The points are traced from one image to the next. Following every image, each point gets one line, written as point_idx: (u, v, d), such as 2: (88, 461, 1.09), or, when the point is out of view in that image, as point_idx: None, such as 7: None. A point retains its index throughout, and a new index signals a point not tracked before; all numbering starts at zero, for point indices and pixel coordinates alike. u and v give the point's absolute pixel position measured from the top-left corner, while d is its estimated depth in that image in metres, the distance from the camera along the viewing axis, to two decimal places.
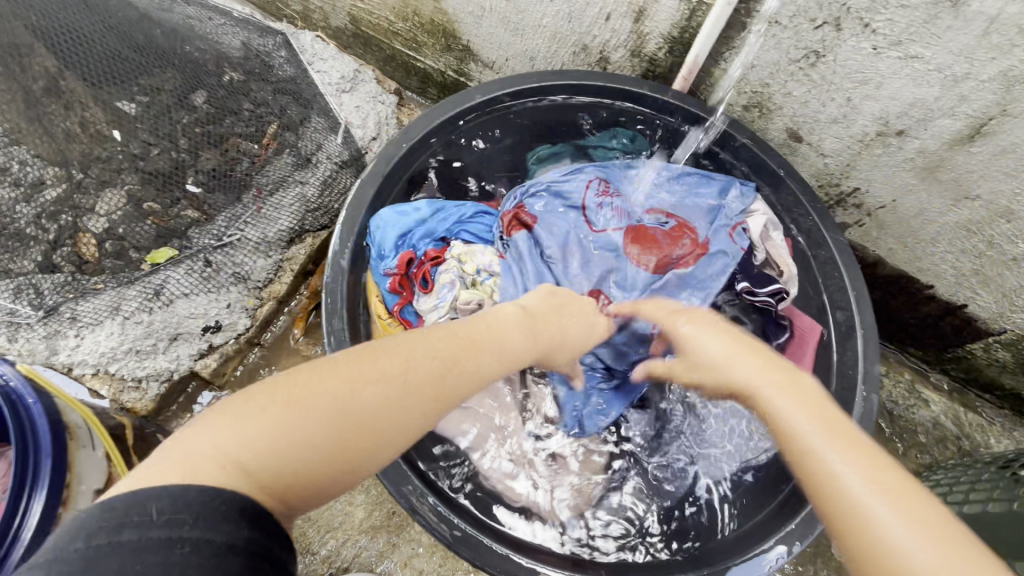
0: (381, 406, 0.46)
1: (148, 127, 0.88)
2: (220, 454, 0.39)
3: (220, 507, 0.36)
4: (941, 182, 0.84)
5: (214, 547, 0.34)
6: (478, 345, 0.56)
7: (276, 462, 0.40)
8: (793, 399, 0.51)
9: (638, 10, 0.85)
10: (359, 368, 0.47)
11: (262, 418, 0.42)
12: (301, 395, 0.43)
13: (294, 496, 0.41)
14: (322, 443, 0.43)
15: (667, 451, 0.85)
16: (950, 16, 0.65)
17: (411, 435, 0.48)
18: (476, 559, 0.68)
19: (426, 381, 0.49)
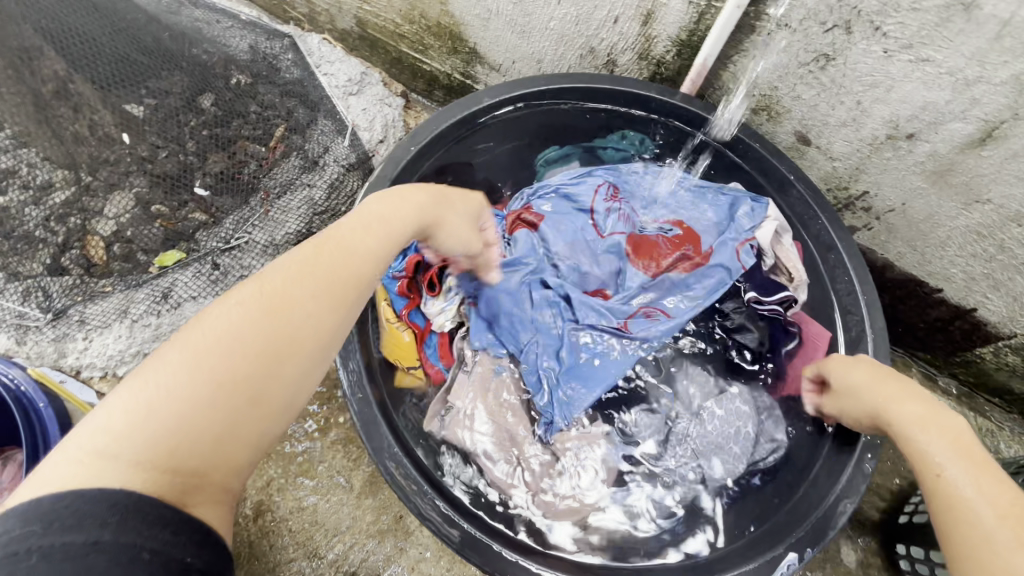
0: (242, 345, 0.48)
1: (156, 130, 0.89)
2: (85, 456, 0.41)
3: (94, 504, 0.39)
4: (951, 185, 0.83)
5: (71, 548, 0.37)
6: (331, 261, 0.55)
7: (145, 438, 0.43)
8: (935, 435, 0.61)
9: (646, 12, 0.84)
10: (202, 331, 0.47)
11: (115, 408, 0.43)
12: (152, 373, 0.45)
13: (193, 457, 0.44)
14: (192, 401, 0.45)
15: (675, 456, 0.84)
16: (962, 19, 0.64)
17: (303, 353, 0.51)
18: (486, 564, 0.67)
19: (285, 303, 0.50)
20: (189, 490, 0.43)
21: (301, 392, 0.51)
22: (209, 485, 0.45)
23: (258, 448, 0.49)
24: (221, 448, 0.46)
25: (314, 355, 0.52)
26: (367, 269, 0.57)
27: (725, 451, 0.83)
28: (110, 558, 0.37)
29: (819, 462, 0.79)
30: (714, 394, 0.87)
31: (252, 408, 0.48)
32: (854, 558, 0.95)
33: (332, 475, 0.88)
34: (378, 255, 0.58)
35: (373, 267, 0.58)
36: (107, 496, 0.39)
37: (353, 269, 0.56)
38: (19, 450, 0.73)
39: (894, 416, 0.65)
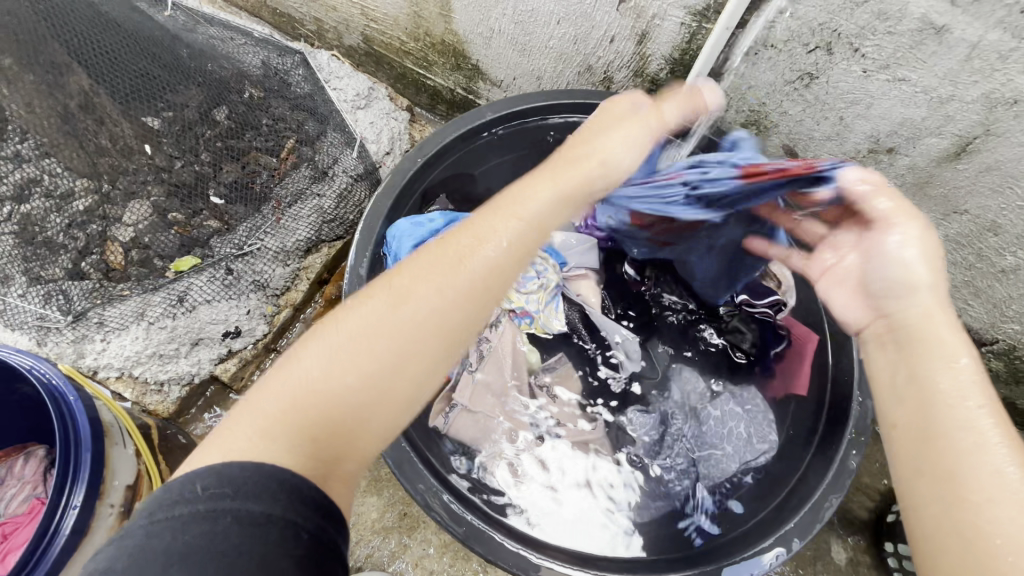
0: (383, 340, 0.49)
1: (172, 142, 0.93)
2: (249, 434, 0.45)
3: (263, 481, 0.42)
4: (931, 198, 0.89)
5: (252, 516, 0.40)
6: (468, 255, 0.53)
7: (295, 419, 0.46)
8: (967, 366, 0.52)
9: (640, 33, 0.90)
10: (348, 320, 0.50)
11: (274, 393, 0.47)
12: (306, 359, 0.48)
13: (337, 446, 0.47)
14: (337, 395, 0.47)
15: (667, 455, 0.88)
16: (934, 42, 0.69)
17: (439, 357, 0.51)
18: (489, 554, 0.70)
19: (426, 299, 0.51)
20: (328, 476, 0.46)
21: (431, 390, 0.52)
22: (345, 469, 0.48)
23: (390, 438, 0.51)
24: (354, 438, 0.48)
25: (448, 356, 0.52)
26: (517, 263, 0.55)
27: (719, 449, 0.86)
28: (276, 532, 0.40)
29: (806, 459, 0.80)
30: (709, 397, 0.91)
31: (394, 409, 0.50)
32: (843, 557, 0.99)
33: None
34: (524, 236, 0.56)
35: (519, 257, 0.55)
36: (273, 475, 0.42)
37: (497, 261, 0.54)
38: (42, 446, 0.77)
39: (928, 342, 0.54)
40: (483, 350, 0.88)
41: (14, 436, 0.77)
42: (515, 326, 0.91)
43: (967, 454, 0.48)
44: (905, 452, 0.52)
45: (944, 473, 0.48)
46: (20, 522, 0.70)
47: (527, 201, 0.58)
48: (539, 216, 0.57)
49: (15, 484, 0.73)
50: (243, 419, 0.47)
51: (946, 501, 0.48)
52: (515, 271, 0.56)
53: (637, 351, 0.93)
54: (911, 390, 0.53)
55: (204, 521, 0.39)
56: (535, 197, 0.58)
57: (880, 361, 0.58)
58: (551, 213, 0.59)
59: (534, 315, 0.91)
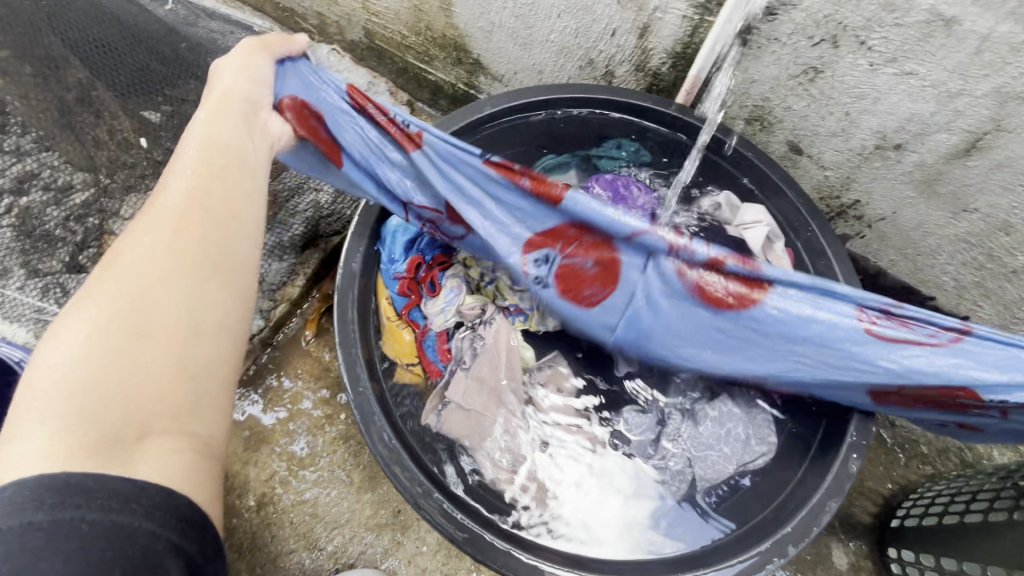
0: (130, 285, 0.42)
1: (171, 136, 0.89)
2: (23, 454, 0.35)
3: (27, 489, 0.32)
4: (939, 195, 0.86)
5: (98, 524, 0.33)
6: (200, 179, 0.49)
7: (69, 406, 0.37)
8: None
9: (642, 26, 0.88)
10: (98, 289, 0.42)
11: (31, 399, 0.37)
12: (65, 343, 0.39)
13: (135, 411, 0.39)
14: (87, 359, 0.39)
15: (662, 456, 0.86)
16: (943, 34, 0.67)
17: (194, 274, 0.45)
18: (479, 555, 0.70)
19: (144, 233, 0.45)
20: (122, 445, 0.37)
21: (217, 311, 0.45)
22: (169, 429, 0.39)
23: (200, 379, 0.42)
24: (159, 397, 0.40)
25: (208, 270, 0.46)
26: (234, 171, 0.53)
27: (715, 452, 0.84)
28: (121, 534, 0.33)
29: (804, 465, 0.80)
30: (706, 398, 0.87)
31: (170, 342, 0.41)
32: (845, 562, 0.97)
33: (333, 469, 0.91)
34: (236, 153, 0.54)
35: (217, 165, 0.51)
36: (36, 480, 0.33)
37: (216, 173, 0.51)
38: None
39: None
40: (476, 347, 0.87)
41: None
42: (509, 323, 0.89)
43: None
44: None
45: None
46: None
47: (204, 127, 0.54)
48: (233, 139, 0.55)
49: None
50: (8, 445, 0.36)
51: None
52: (225, 176, 0.52)
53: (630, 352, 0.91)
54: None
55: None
56: (211, 119, 0.55)
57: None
58: (234, 131, 0.56)
59: (528, 313, 0.90)
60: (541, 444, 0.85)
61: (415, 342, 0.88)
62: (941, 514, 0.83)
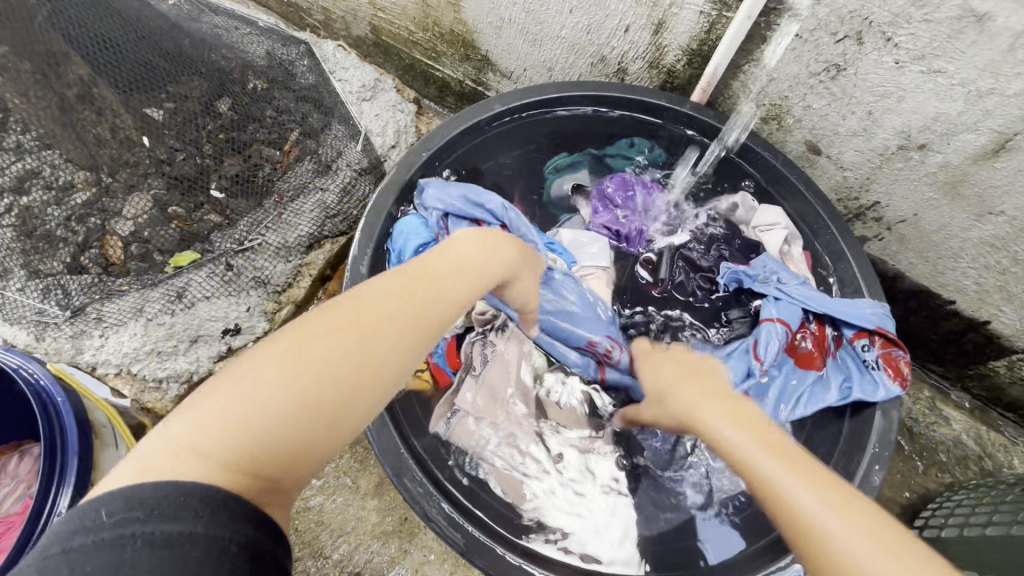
0: (328, 351, 0.45)
1: (174, 133, 0.90)
2: (188, 445, 0.39)
3: (178, 499, 0.36)
4: (964, 198, 0.83)
5: (168, 538, 0.34)
6: (421, 292, 0.53)
7: (238, 438, 0.40)
8: (735, 425, 0.58)
9: (657, 22, 0.85)
10: (307, 333, 0.45)
11: (215, 406, 0.41)
12: (264, 371, 0.42)
13: (277, 470, 0.41)
14: (288, 415, 0.42)
15: (680, 466, 0.83)
16: (975, 31, 0.64)
17: (383, 380, 0.47)
18: (489, 568, 0.69)
19: (364, 311, 0.48)
20: (266, 498, 0.40)
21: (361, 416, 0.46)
22: (280, 494, 0.42)
23: (318, 459, 0.44)
24: (297, 461, 0.43)
25: (379, 373, 0.47)
26: (451, 301, 0.55)
27: (735, 464, 0.82)
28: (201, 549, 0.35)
29: None
30: None
31: (336, 430, 0.44)
32: None
33: (339, 475, 0.89)
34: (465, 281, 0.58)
35: (432, 292, 0.53)
36: (191, 492, 0.36)
37: (439, 298, 0.54)
38: (36, 444, 0.75)
39: (730, 442, 0.56)
40: (488, 354, 0.85)
41: (9, 432, 0.76)
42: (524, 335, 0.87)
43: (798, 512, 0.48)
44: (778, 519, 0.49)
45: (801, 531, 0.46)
46: (13, 521, 0.68)
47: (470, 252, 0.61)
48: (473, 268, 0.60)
49: (9, 483, 0.72)
50: (184, 432, 0.40)
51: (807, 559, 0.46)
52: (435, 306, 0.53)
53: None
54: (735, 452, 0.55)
55: (110, 549, 0.33)
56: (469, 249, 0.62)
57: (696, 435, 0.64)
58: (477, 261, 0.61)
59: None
60: (557, 457, 0.83)
61: None
62: (962, 526, 0.80)
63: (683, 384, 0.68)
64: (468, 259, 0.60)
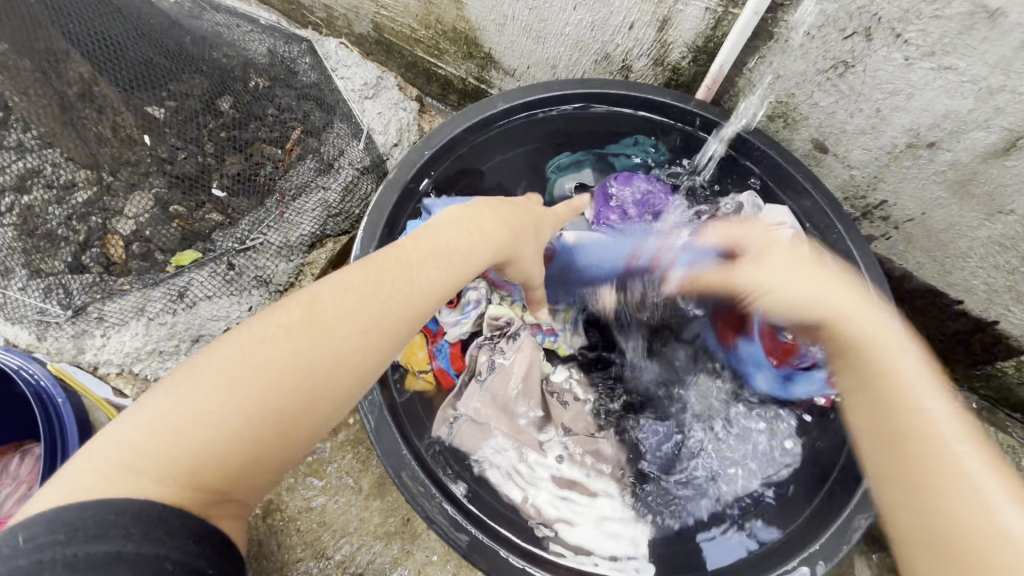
0: (264, 362, 0.47)
1: (176, 132, 0.90)
2: (120, 458, 0.42)
3: (113, 518, 0.39)
4: (973, 196, 0.81)
5: (99, 557, 0.37)
6: (373, 293, 0.52)
7: (167, 450, 0.43)
8: (895, 352, 0.61)
9: (661, 19, 0.84)
10: (246, 343, 0.47)
11: (151, 415, 0.44)
12: (200, 381, 0.45)
13: (216, 479, 0.44)
14: (227, 424, 0.44)
15: (684, 468, 0.82)
16: (987, 27, 0.63)
17: (330, 389, 0.49)
18: (493, 569, 0.69)
19: (311, 317, 0.50)
20: (213, 507, 0.44)
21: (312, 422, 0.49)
22: (232, 499, 0.45)
23: (274, 460, 0.47)
24: (244, 468, 0.46)
25: (325, 380, 0.49)
26: (407, 304, 0.54)
27: (740, 467, 0.82)
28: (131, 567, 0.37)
29: (832, 478, 0.78)
30: (722, 409, 0.86)
31: (283, 438, 0.47)
32: None
33: (341, 476, 0.88)
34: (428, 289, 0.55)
35: (383, 293, 0.53)
36: (120, 510, 0.39)
37: (394, 300, 0.53)
38: (37, 444, 0.75)
39: (885, 362, 0.60)
40: (496, 361, 0.84)
41: (10, 432, 0.76)
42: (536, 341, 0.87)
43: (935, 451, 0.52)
44: (882, 462, 0.57)
45: (937, 512, 0.50)
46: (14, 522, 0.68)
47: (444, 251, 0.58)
48: (442, 274, 0.57)
49: (11, 484, 0.71)
50: (120, 441, 0.43)
51: (929, 529, 0.50)
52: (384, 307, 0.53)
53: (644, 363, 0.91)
54: (890, 427, 0.57)
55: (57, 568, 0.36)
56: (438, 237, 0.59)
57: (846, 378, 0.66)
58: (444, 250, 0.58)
59: (559, 333, 0.91)
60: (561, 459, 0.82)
61: (427, 347, 0.86)
62: None
63: (799, 275, 0.69)
64: (445, 245, 0.59)
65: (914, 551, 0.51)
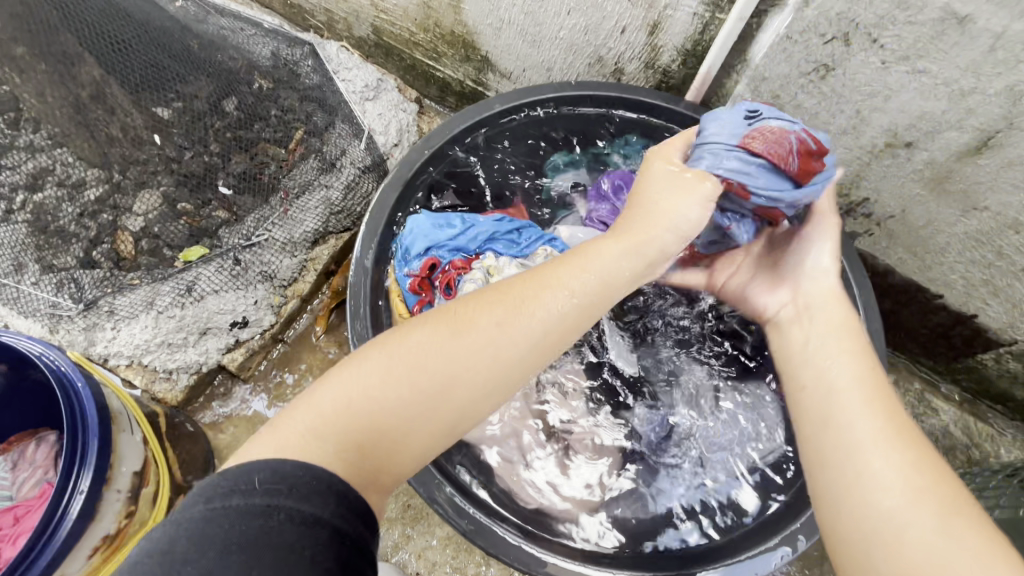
0: (432, 354, 0.50)
1: (182, 132, 0.94)
2: (305, 427, 0.45)
3: (314, 482, 0.40)
4: (949, 193, 0.85)
5: (253, 508, 0.38)
6: (525, 302, 0.54)
7: (346, 424, 0.46)
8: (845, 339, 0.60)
9: (652, 23, 0.88)
10: (417, 334, 0.51)
11: (337, 388, 0.48)
12: (379, 363, 0.49)
13: (378, 459, 0.47)
14: (400, 408, 0.48)
15: (675, 453, 0.85)
16: (957, 32, 0.67)
17: (485, 386, 0.52)
18: (490, 547, 0.74)
19: (474, 317, 0.53)
20: (367, 488, 0.46)
21: (464, 417, 0.52)
22: (381, 485, 0.47)
23: (430, 446, 0.51)
24: (395, 455, 0.48)
25: (481, 380, 0.51)
26: (568, 312, 0.55)
27: (729, 453, 0.85)
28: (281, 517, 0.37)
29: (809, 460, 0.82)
30: (714, 398, 0.88)
31: (436, 433, 0.50)
32: None
33: None
34: (580, 295, 0.56)
35: (525, 299, 0.54)
36: (321, 475, 0.41)
37: (554, 306, 0.55)
38: (52, 432, 0.78)
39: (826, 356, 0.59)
40: None
41: (27, 420, 0.79)
42: None
43: (848, 421, 0.51)
44: (811, 427, 0.54)
45: (844, 455, 0.49)
46: (32, 505, 0.72)
47: (598, 262, 0.58)
48: (587, 285, 0.56)
49: (27, 468, 0.76)
50: (304, 406, 0.47)
51: (837, 491, 0.49)
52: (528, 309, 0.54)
53: (628, 352, 0.92)
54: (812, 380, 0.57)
55: (259, 516, 0.37)
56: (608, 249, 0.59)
57: (793, 337, 0.65)
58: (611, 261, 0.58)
59: None
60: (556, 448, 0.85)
61: None
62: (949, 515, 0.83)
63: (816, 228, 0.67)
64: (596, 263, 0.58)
65: (836, 519, 0.48)
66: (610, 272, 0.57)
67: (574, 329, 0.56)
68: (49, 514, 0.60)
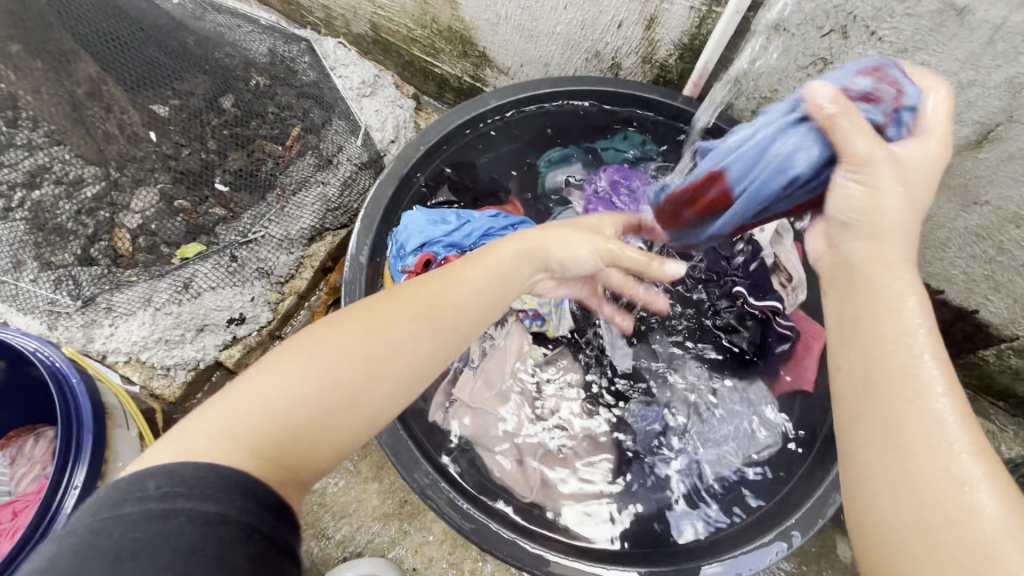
0: (346, 351, 0.50)
1: (180, 129, 0.94)
2: (213, 428, 0.44)
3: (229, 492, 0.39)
4: (949, 187, 0.84)
5: (207, 517, 0.37)
6: (437, 303, 0.57)
7: (257, 423, 0.45)
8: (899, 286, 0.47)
9: (649, 18, 0.88)
10: (327, 331, 0.51)
11: (248, 389, 0.46)
12: (292, 361, 0.49)
13: (294, 459, 0.46)
14: (316, 404, 0.47)
15: (669, 450, 0.85)
16: (955, 24, 0.66)
17: (401, 380, 0.53)
18: (484, 542, 0.73)
19: (389, 314, 0.54)
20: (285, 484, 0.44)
21: (382, 411, 0.52)
22: (297, 484, 0.46)
23: (348, 441, 0.49)
24: (316, 451, 0.47)
25: (395, 374, 0.52)
26: (474, 310, 0.59)
27: (724, 448, 0.84)
28: (233, 531, 0.38)
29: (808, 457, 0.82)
30: (709, 393, 0.89)
31: (355, 429, 0.50)
32: (849, 555, 0.97)
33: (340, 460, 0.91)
34: (483, 293, 0.61)
35: (438, 299, 0.57)
36: None
37: (460, 304, 0.58)
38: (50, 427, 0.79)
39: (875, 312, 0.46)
40: (487, 347, 0.89)
41: (24, 417, 0.79)
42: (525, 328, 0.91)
43: (910, 404, 0.42)
44: (852, 403, 0.46)
45: (898, 447, 0.42)
46: (29, 500, 0.73)
47: (497, 265, 0.63)
48: (488, 286, 0.62)
49: (25, 463, 0.76)
50: (214, 405, 0.46)
51: (889, 485, 0.42)
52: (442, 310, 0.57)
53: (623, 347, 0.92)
54: (857, 343, 0.47)
55: (156, 519, 0.36)
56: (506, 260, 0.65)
57: (831, 299, 0.51)
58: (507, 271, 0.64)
59: (545, 317, 0.90)
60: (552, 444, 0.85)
61: None
62: None
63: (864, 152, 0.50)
64: (496, 269, 0.63)
65: (881, 517, 0.42)
66: (507, 292, 0.64)
67: (479, 325, 0.61)
68: (44, 507, 0.60)
